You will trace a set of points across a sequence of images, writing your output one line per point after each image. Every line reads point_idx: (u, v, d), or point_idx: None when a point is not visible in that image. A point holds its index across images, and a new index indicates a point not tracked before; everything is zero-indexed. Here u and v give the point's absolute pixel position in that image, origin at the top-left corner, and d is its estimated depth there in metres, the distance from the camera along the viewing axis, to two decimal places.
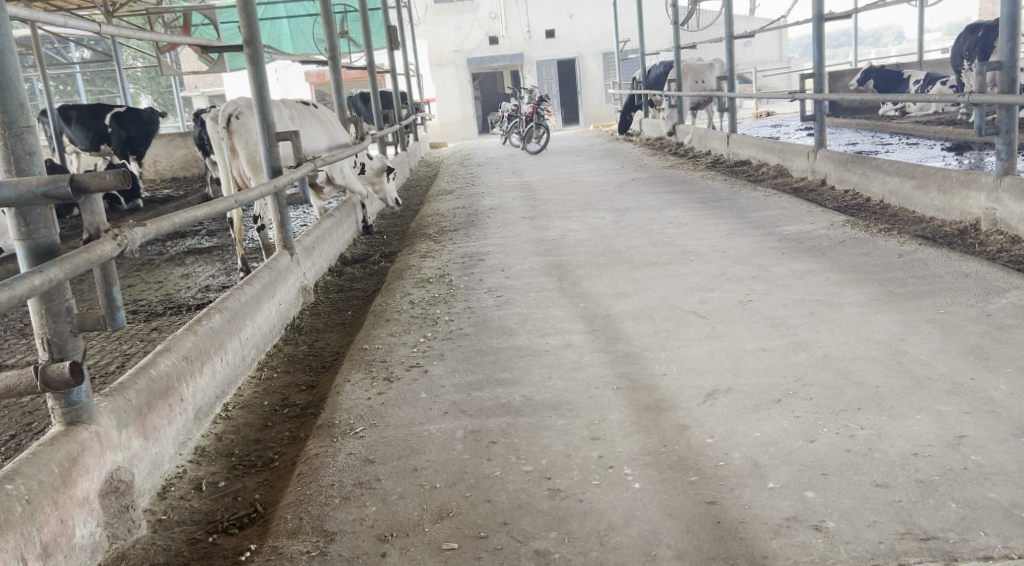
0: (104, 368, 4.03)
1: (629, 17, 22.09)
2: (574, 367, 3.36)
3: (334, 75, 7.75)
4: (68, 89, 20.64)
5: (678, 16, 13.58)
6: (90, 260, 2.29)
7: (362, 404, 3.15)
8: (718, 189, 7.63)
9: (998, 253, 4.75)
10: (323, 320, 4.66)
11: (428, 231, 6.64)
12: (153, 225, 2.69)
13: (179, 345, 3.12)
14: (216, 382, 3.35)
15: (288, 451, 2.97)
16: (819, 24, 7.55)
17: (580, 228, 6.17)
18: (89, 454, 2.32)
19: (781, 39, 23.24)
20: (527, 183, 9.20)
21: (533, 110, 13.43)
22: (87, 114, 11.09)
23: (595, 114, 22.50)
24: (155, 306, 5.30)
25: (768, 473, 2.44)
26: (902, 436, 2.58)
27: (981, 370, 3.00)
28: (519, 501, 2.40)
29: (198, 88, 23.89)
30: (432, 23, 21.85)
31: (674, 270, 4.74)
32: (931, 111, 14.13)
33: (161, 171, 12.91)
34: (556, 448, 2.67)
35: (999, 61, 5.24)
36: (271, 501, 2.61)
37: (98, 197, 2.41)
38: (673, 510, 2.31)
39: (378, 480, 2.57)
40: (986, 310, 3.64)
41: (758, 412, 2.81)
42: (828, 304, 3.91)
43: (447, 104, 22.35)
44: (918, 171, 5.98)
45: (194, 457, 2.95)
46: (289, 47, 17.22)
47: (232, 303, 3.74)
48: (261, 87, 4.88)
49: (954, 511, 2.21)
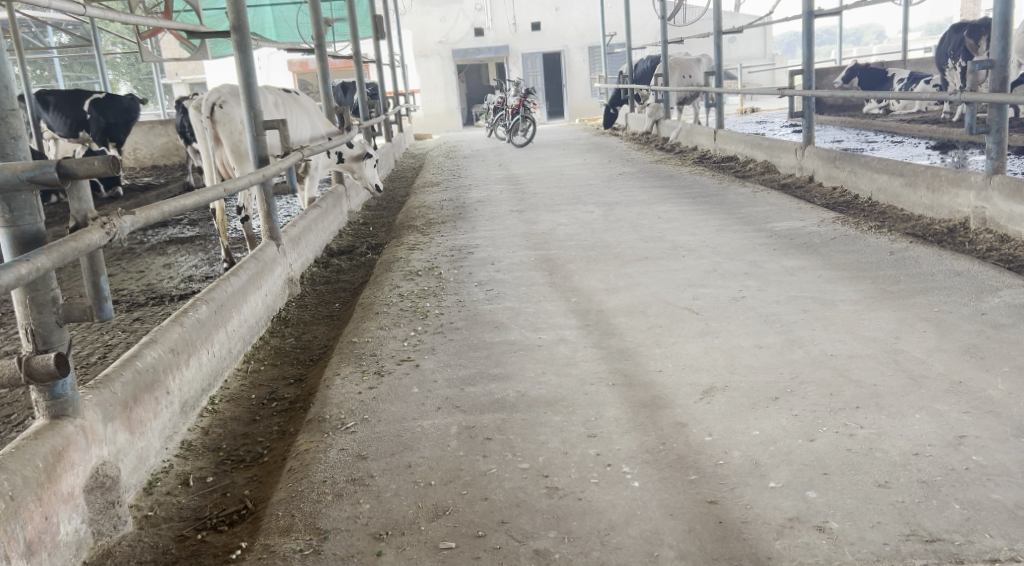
0: (86, 359, 3.95)
1: (615, 11, 22.03)
2: (568, 362, 3.32)
3: (320, 64, 7.60)
4: (46, 74, 20.40)
5: (665, 10, 13.55)
6: (78, 249, 2.21)
7: (353, 399, 3.09)
8: (706, 185, 7.60)
9: (989, 251, 4.74)
10: (311, 313, 4.59)
11: (415, 223, 6.57)
12: (141, 212, 2.62)
13: (165, 337, 3.05)
14: (202, 374, 3.28)
15: (277, 446, 2.90)
16: (808, 20, 7.53)
17: (570, 222, 6.12)
18: (74, 448, 2.25)
19: (766, 36, 23.29)
20: (513, 175, 9.15)
21: (519, 103, 13.37)
22: (66, 100, 10.91)
23: (579, 108, 22.48)
24: (137, 296, 5.21)
25: (769, 472, 2.40)
26: (903, 435, 2.55)
27: (979, 369, 2.98)
28: (517, 500, 2.35)
29: (179, 75, 23.66)
30: (417, 14, 21.67)
31: (664, 265, 4.70)
32: (915, 110, 14.18)
33: (141, 159, 12.76)
34: (553, 444, 2.62)
35: (991, 60, 5.21)
36: (261, 497, 2.55)
37: (86, 184, 2.33)
38: (674, 509, 2.27)
39: (371, 477, 2.51)
40: (980, 309, 3.63)
41: (756, 410, 2.78)
42: (822, 301, 3.88)
43: (431, 95, 22.26)
44: (907, 169, 5.97)
45: (181, 451, 2.89)
46: (271, 35, 17.04)
47: (218, 294, 3.67)
48: (249, 74, 4.80)
49: (958, 512, 2.18)
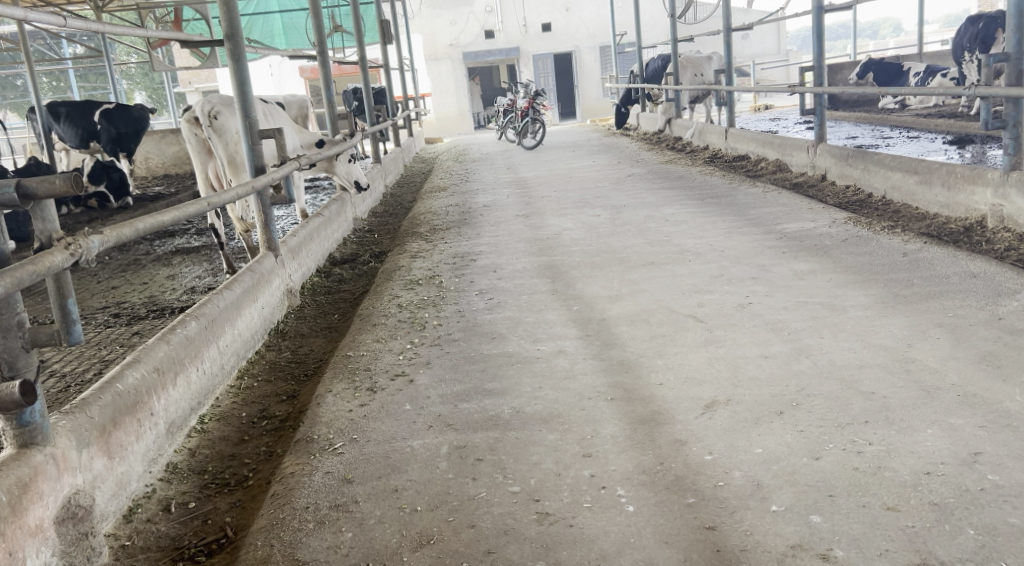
0: (80, 376, 3.85)
1: (626, 10, 21.89)
2: (567, 376, 3.20)
3: (323, 70, 7.45)
4: (62, 86, 20.59)
5: (676, 7, 13.37)
6: (39, 271, 2.12)
7: (343, 417, 2.99)
8: (715, 185, 7.47)
9: (1006, 251, 4.60)
10: (309, 325, 4.49)
11: (419, 230, 6.46)
12: (112, 231, 2.55)
13: (150, 356, 2.97)
14: (191, 393, 3.19)
15: (264, 468, 2.82)
16: (819, 15, 7.38)
17: (576, 227, 6.00)
18: (43, 478, 2.18)
19: (779, 31, 23.09)
20: (522, 179, 9.01)
21: (528, 105, 13.07)
22: (76, 111, 10.92)
23: (592, 109, 22.24)
24: (137, 309, 5.14)
25: (771, 494, 2.29)
26: (914, 453, 2.42)
27: (995, 380, 2.84)
28: (505, 527, 2.24)
29: (192, 84, 23.78)
30: (427, 17, 21.62)
31: (670, 271, 4.58)
32: (931, 105, 13.95)
33: (152, 168, 12.73)
34: (546, 465, 2.52)
35: (1007, 53, 5.04)
36: (242, 526, 2.48)
37: (51, 204, 2.27)
38: (669, 536, 2.16)
39: (356, 503, 2.42)
40: (997, 313, 3.49)
41: (759, 426, 2.65)
42: (831, 307, 3.75)
43: (442, 99, 22.18)
44: (921, 167, 5.82)
45: (165, 475, 2.80)
46: (281, 42, 17.05)
47: (210, 309, 3.58)
48: (243, 84, 4.74)
49: (972, 539, 2.06)
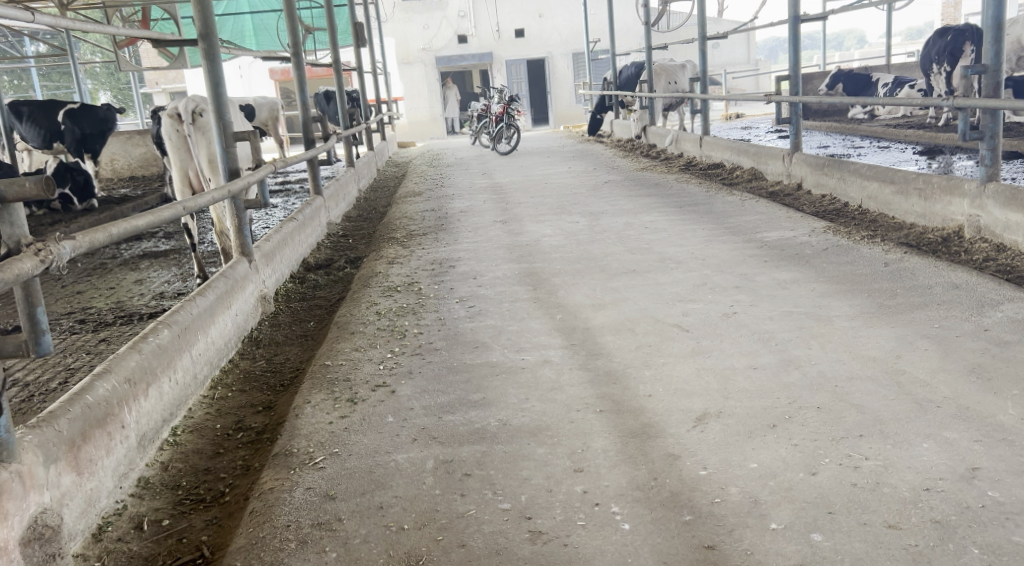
0: (45, 385, 3.71)
1: (599, 17, 21.92)
2: (553, 387, 3.12)
3: (296, 73, 7.28)
4: (25, 85, 20.29)
5: (651, 15, 13.29)
6: (8, 278, 2.02)
7: (323, 430, 2.89)
8: (692, 193, 7.44)
9: (985, 262, 4.59)
10: (283, 333, 4.36)
11: (396, 235, 6.36)
12: (86, 236, 2.46)
13: (121, 366, 2.85)
14: (163, 404, 3.08)
15: (240, 484, 2.72)
16: (795, 25, 7.38)
17: (554, 234, 5.93)
18: (8, 498, 2.07)
19: (749, 42, 23.25)
20: (497, 185, 8.90)
21: (502, 110, 13.00)
22: (40, 112, 10.60)
23: (564, 114, 22.30)
24: (104, 315, 4.99)
25: (769, 511, 2.24)
26: (912, 468, 2.38)
27: (986, 393, 2.81)
28: (496, 546, 2.17)
29: (159, 85, 23.54)
30: (400, 21, 21.48)
31: (653, 279, 4.52)
32: (899, 115, 14.04)
33: (118, 169, 12.50)
34: (536, 481, 2.44)
35: (985, 65, 5.03)
36: (220, 544, 2.39)
37: (20, 208, 2.17)
38: (668, 556, 2.11)
39: (340, 521, 2.33)
40: (983, 325, 3.46)
41: (753, 440, 2.59)
42: (817, 317, 3.71)
43: (415, 103, 21.98)
44: (898, 176, 5.82)
45: (137, 490, 2.69)
46: (251, 43, 16.86)
47: (182, 316, 3.46)
48: (217, 84, 4.60)
49: (977, 558, 2.03)
